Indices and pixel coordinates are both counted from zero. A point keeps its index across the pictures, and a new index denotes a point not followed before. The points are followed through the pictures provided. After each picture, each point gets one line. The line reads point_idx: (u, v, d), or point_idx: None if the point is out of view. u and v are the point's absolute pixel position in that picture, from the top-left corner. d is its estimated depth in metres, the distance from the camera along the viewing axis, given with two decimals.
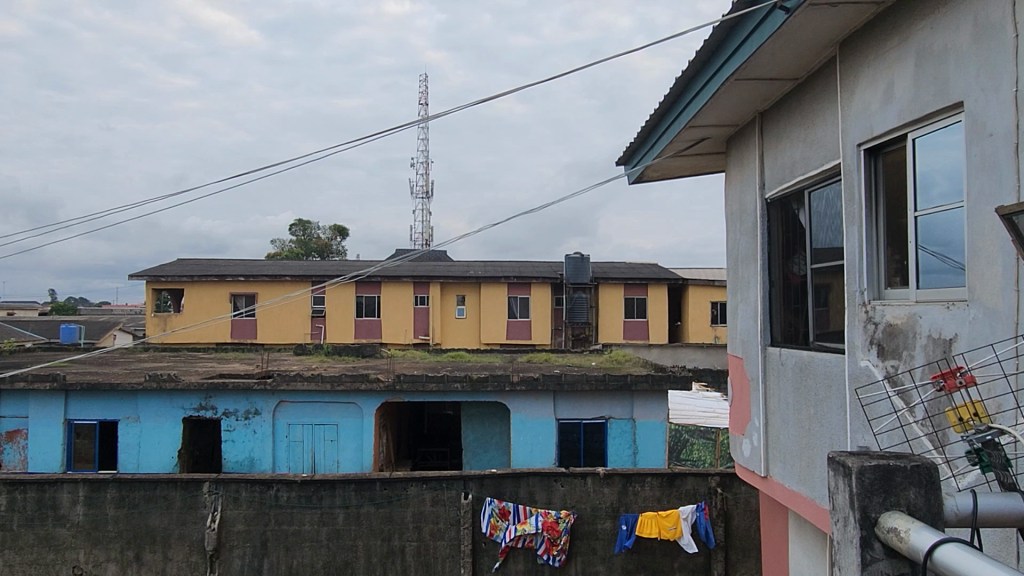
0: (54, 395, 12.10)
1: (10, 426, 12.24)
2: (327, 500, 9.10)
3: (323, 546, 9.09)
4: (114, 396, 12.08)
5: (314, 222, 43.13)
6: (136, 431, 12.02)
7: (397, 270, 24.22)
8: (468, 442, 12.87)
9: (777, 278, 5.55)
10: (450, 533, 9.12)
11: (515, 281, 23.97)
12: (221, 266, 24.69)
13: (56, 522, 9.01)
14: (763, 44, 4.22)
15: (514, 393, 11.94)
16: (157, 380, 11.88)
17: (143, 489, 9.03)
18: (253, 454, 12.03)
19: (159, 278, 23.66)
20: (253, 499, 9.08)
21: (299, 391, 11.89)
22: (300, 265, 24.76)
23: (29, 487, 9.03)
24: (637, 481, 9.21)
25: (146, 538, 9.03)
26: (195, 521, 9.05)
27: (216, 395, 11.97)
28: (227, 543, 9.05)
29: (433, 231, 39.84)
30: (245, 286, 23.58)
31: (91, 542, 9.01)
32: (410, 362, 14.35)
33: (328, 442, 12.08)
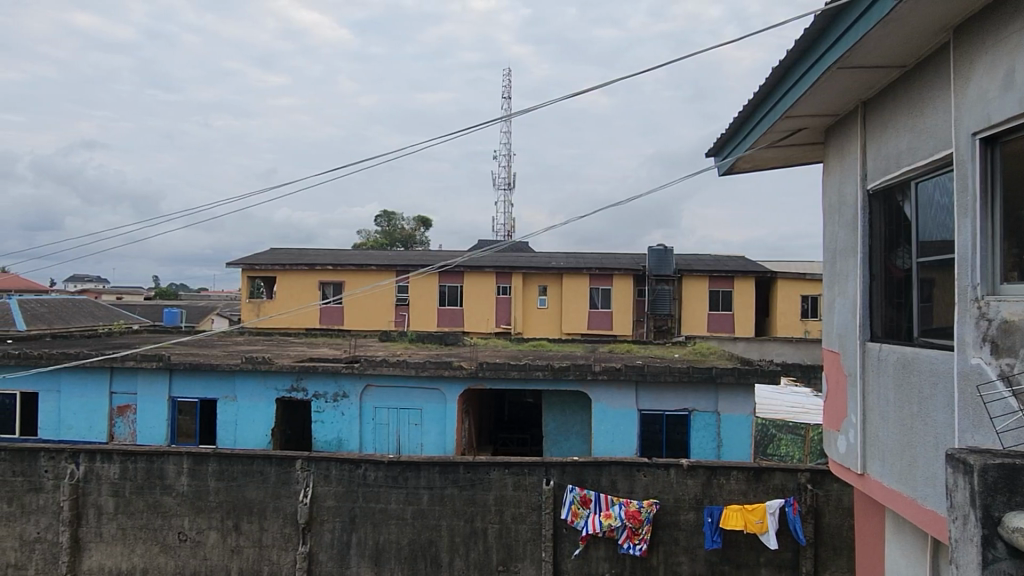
0: (160, 374, 12.88)
1: (121, 401, 13.10)
2: (413, 480, 9.36)
3: (409, 523, 9.34)
4: (212, 376, 12.75)
5: (399, 213, 44.15)
6: (233, 409, 12.66)
7: (478, 262, 24.53)
8: (548, 431, 12.99)
9: (878, 272, 5.33)
10: (532, 517, 9.22)
11: (597, 272, 23.86)
12: (311, 255, 25.62)
13: (163, 491, 9.59)
14: (869, 31, 4.08)
15: (596, 382, 11.92)
16: (253, 362, 12.49)
17: (241, 463, 9.53)
18: (341, 435, 12.47)
19: (253, 266, 24.76)
20: (342, 477, 9.44)
21: (385, 376, 12.24)
22: (385, 255, 25.39)
23: (140, 458, 9.62)
24: (723, 474, 9.06)
25: (245, 509, 9.50)
26: (289, 496, 9.48)
27: (306, 377, 12.45)
28: (318, 517, 9.43)
29: (515, 222, 40.12)
30: (333, 275, 24.40)
31: (194, 510, 9.55)
32: (492, 351, 14.56)
33: (412, 425, 12.39)
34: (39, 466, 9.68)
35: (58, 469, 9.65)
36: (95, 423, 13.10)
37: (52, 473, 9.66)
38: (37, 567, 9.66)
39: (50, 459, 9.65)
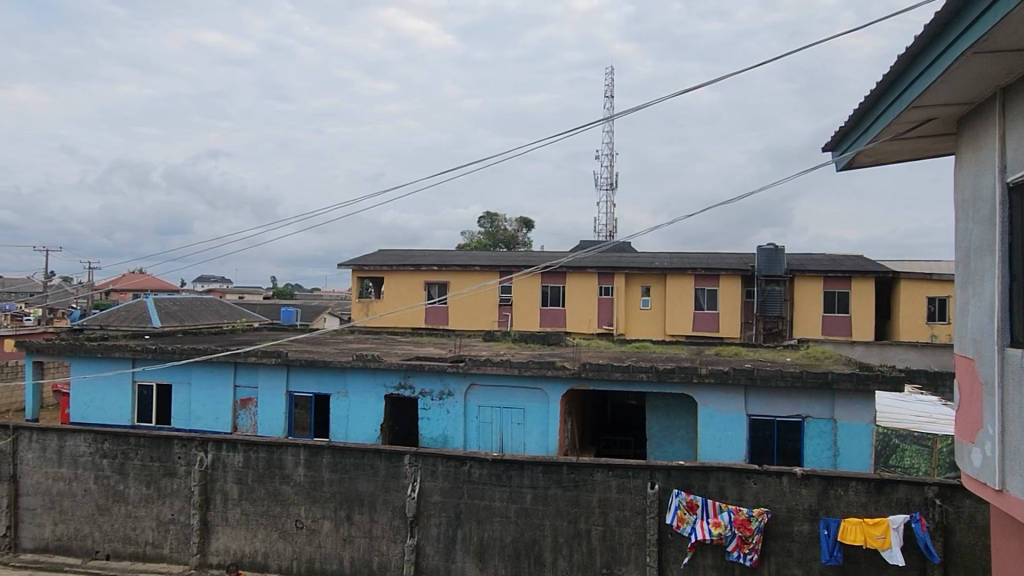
0: (279, 369, 13.61)
1: (244, 395, 13.95)
2: (516, 479, 9.45)
3: (513, 522, 9.43)
4: (326, 372, 13.34)
5: (502, 214, 44.69)
6: (345, 405, 13.21)
7: (581, 262, 24.47)
8: (652, 434, 12.77)
9: (1019, 272, 4.91)
10: (636, 522, 9.10)
11: (703, 272, 23.26)
12: (417, 256, 26.35)
13: (282, 480, 10.12)
14: (1010, 12, 3.77)
15: (703, 386, 11.63)
16: (364, 359, 12.98)
17: (353, 456, 9.93)
18: (447, 432, 12.74)
19: (363, 267, 25.75)
20: (448, 473, 9.65)
21: (488, 375, 12.42)
22: (488, 256, 25.78)
23: (261, 448, 10.20)
24: (840, 485, 8.63)
25: (356, 501, 9.89)
26: (398, 489, 9.79)
27: (413, 375, 12.81)
28: (425, 512, 9.68)
29: (617, 223, 39.72)
30: (439, 275, 25.00)
31: (310, 500, 10.03)
32: (595, 352, 14.48)
33: (515, 425, 12.51)
34: (173, 453, 10.44)
35: (190, 456, 10.38)
36: (221, 414, 13.99)
37: (184, 459, 10.39)
38: (171, 547, 10.34)
39: (183, 446, 10.41)
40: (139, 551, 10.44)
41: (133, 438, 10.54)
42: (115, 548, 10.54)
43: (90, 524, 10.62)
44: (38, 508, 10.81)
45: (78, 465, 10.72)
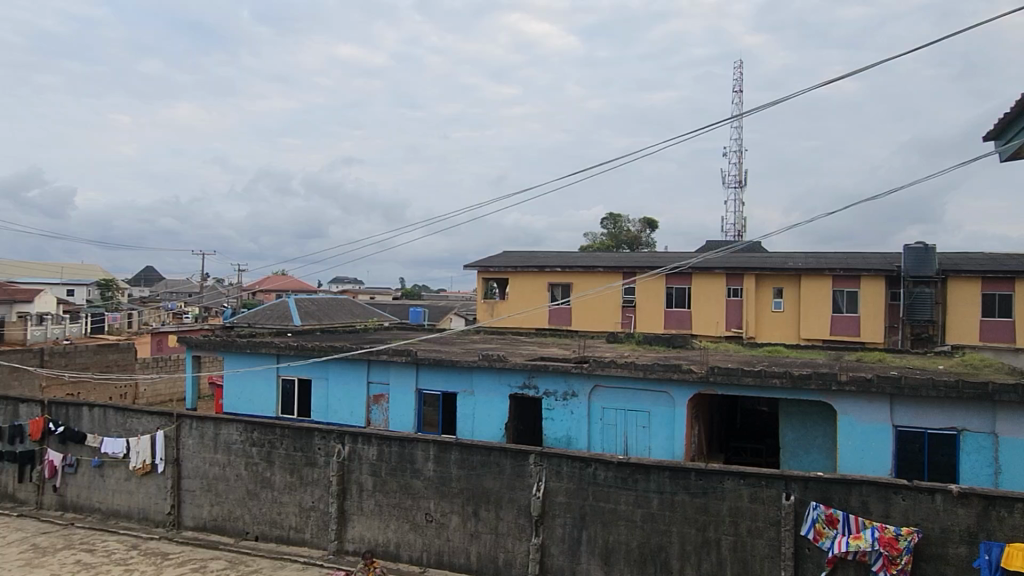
0: (409, 367, 14.14)
1: (376, 391, 14.60)
2: (643, 483, 9.30)
3: (639, 526, 9.30)
4: (454, 371, 13.72)
5: (625, 215, 44.23)
6: (471, 403, 13.53)
7: (708, 262, 23.78)
8: (787, 443, 12.23)
9: None
10: (770, 534, 8.72)
11: (842, 273, 21.96)
12: (540, 257, 26.62)
13: (412, 474, 10.51)
14: None
15: (843, 394, 11.00)
16: (489, 359, 13.25)
17: (480, 453, 10.15)
18: (571, 433, 12.75)
19: (488, 269, 26.33)
20: (573, 474, 9.66)
21: (613, 377, 12.33)
22: (611, 256, 25.60)
23: (394, 443, 10.63)
24: (1003, 506, 7.87)
25: (483, 497, 10.10)
26: (523, 488, 9.91)
27: (538, 376, 12.92)
28: (551, 512, 9.74)
29: (745, 222, 38.23)
30: (562, 276, 25.10)
31: (439, 494, 10.35)
32: (724, 355, 14.03)
33: (641, 428, 12.34)
34: (314, 444, 11.09)
35: (329, 448, 10.98)
36: (356, 408, 14.72)
37: (324, 450, 11.01)
38: (312, 532, 10.99)
39: (322, 438, 11.03)
40: (284, 535, 11.18)
41: (279, 429, 11.30)
42: (262, 530, 11.33)
43: (242, 507, 11.48)
44: (197, 490, 11.79)
45: (231, 452, 11.60)
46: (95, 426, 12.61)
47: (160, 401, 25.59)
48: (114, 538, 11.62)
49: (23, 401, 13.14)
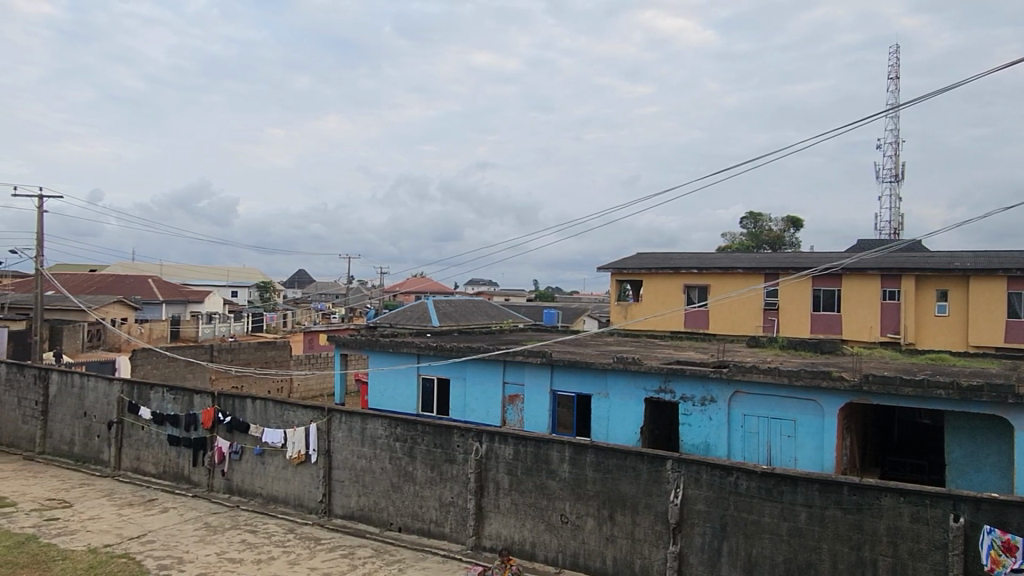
0: (544, 368, 14.28)
1: (512, 391, 14.86)
2: (789, 495, 8.86)
3: (785, 541, 8.86)
4: (588, 373, 13.69)
5: (766, 214, 42.37)
6: (606, 406, 13.45)
7: (859, 263, 22.25)
8: (953, 459, 11.24)
9: None
10: (935, 558, 8.04)
11: (1018, 274, 19.74)
12: (676, 258, 26.06)
13: (548, 474, 10.58)
14: None
15: (1020, 408, 9.95)
16: (624, 362, 13.12)
17: (616, 457, 10.07)
18: (709, 440, 12.37)
19: (622, 270, 26.15)
20: (714, 482, 9.36)
21: (756, 382, 11.82)
22: (752, 257, 24.61)
23: (530, 443, 10.75)
24: None
25: (618, 501, 10.01)
26: (660, 494, 9.72)
27: (674, 380, 12.64)
28: (689, 520, 9.49)
29: (903, 219, 35.41)
30: (699, 278, 24.46)
31: (575, 496, 10.35)
32: (879, 362, 13.09)
33: (785, 437, 11.77)
34: (453, 441, 11.43)
35: (467, 446, 11.28)
36: (492, 408, 15.05)
37: (462, 448, 11.32)
38: (451, 527, 11.35)
39: (461, 436, 11.35)
40: (425, 528, 11.62)
41: (421, 425, 11.76)
42: (405, 522, 11.84)
43: (386, 499, 12.05)
44: (346, 480, 12.51)
45: (376, 446, 12.20)
46: (257, 417, 13.66)
47: (312, 395, 27.28)
48: (274, 521, 12.57)
49: (197, 393, 14.47)
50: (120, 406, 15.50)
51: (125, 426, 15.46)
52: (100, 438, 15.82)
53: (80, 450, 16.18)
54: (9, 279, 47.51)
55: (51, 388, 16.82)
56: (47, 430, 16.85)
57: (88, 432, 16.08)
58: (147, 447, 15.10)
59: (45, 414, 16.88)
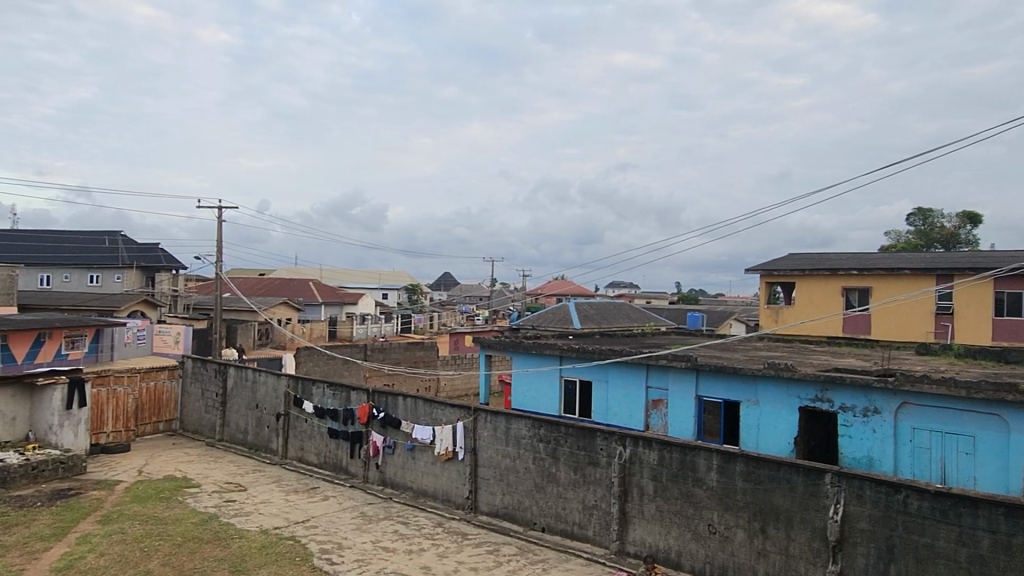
0: (689, 373, 13.91)
1: (655, 395, 14.61)
2: (968, 519, 8.05)
3: (963, 569, 8.07)
4: (736, 379, 13.18)
5: (937, 210, 38.88)
6: (756, 414, 12.88)
7: None
8: None
9: None
10: None
11: None
12: (833, 259, 24.53)
13: (695, 482, 10.29)
14: None
15: None
16: (776, 368, 12.51)
17: (768, 467, 9.61)
18: (873, 454, 11.52)
19: (772, 272, 25.08)
20: (879, 499, 8.70)
21: (928, 394, 10.86)
22: (923, 256, 22.61)
23: (675, 449, 10.51)
24: None
25: (772, 514, 9.54)
26: (818, 509, 9.16)
27: (832, 389, 11.89)
28: (850, 538, 8.89)
29: None
30: (859, 280, 22.86)
31: (724, 506, 9.98)
32: None
33: (962, 455, 10.73)
34: (597, 444, 11.40)
35: (610, 449, 11.21)
36: (635, 412, 14.88)
37: (606, 451, 11.26)
38: (595, 530, 11.32)
39: (605, 439, 11.29)
40: (569, 529, 11.66)
41: (564, 427, 11.81)
42: (549, 522, 11.95)
43: (530, 498, 12.23)
44: (491, 479, 12.82)
45: (520, 446, 12.40)
46: (408, 414, 14.30)
47: (458, 394, 28.25)
48: (424, 514, 13.12)
49: (353, 389, 15.39)
50: (287, 400, 16.79)
51: (291, 418, 16.73)
52: (270, 428, 17.22)
53: (253, 439, 17.70)
54: (193, 282, 52.94)
55: (229, 382, 18.52)
56: (225, 419, 18.57)
57: (260, 423, 17.55)
58: (310, 438, 16.25)
59: (224, 405, 18.61)
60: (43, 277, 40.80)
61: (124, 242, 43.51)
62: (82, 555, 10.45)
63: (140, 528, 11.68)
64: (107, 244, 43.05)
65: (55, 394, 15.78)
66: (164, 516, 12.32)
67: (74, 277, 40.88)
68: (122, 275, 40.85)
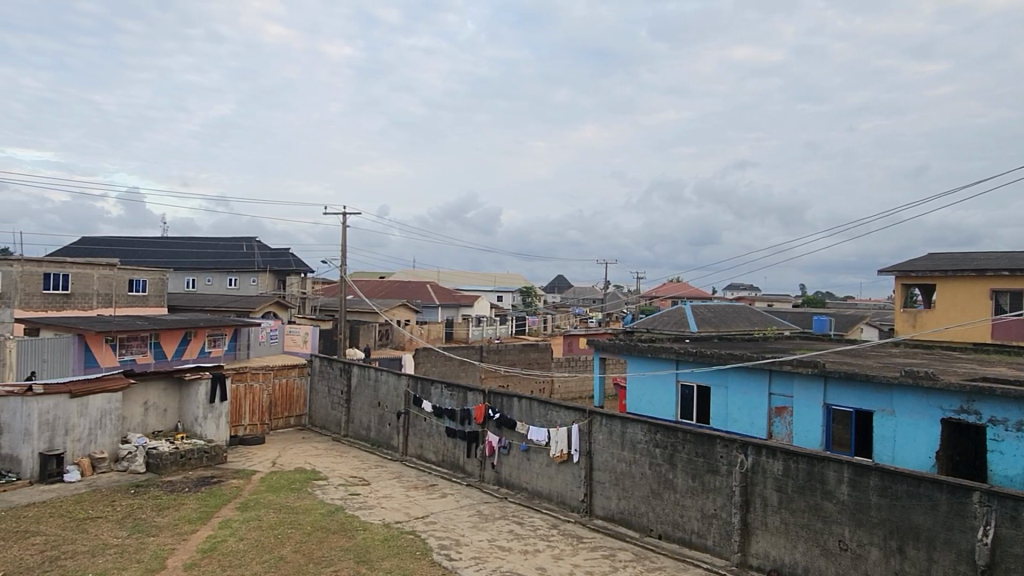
0: (816, 379, 13.27)
1: (779, 403, 14.03)
2: None
3: None
4: (869, 387, 12.42)
5: None
6: (892, 424, 12.07)
7: None
8: None
9: None
10: None
11: None
12: (980, 259, 22.61)
13: (824, 495, 9.76)
14: None
15: None
16: (914, 376, 11.68)
17: (907, 483, 8.97)
18: None
19: (908, 274, 23.50)
20: None
21: None
22: None
23: (802, 459, 10.02)
24: None
25: (911, 533, 8.91)
26: (964, 530, 8.46)
27: (980, 400, 10.93)
28: (1003, 563, 8.15)
29: None
30: (1011, 282, 20.92)
31: (856, 522, 9.42)
32: None
33: None
34: (716, 451, 11.05)
35: (731, 457, 10.83)
36: (757, 419, 14.35)
37: (726, 459, 10.89)
38: (715, 540, 10.98)
39: (725, 447, 10.93)
40: (687, 538, 11.38)
41: (682, 432, 11.54)
42: (666, 530, 11.72)
43: (646, 504, 12.03)
44: (606, 482, 12.72)
45: (637, 451, 12.23)
46: (523, 415, 14.45)
47: (572, 397, 28.21)
48: (539, 515, 13.20)
49: (470, 389, 15.72)
50: (407, 399, 17.39)
51: (411, 417, 17.30)
52: (391, 426, 17.88)
53: (375, 435, 18.45)
54: (320, 286, 55.88)
55: (353, 380, 19.40)
56: (350, 416, 19.47)
57: (382, 420, 18.26)
58: (429, 437, 16.75)
59: (349, 402, 19.51)
60: (189, 281, 44.43)
61: (259, 248, 46.57)
62: (224, 538, 11.26)
63: (274, 516, 12.43)
64: (245, 249, 46.25)
65: (200, 388, 17.11)
66: (296, 506, 13.06)
67: (216, 280, 44.15)
68: (257, 279, 43.85)
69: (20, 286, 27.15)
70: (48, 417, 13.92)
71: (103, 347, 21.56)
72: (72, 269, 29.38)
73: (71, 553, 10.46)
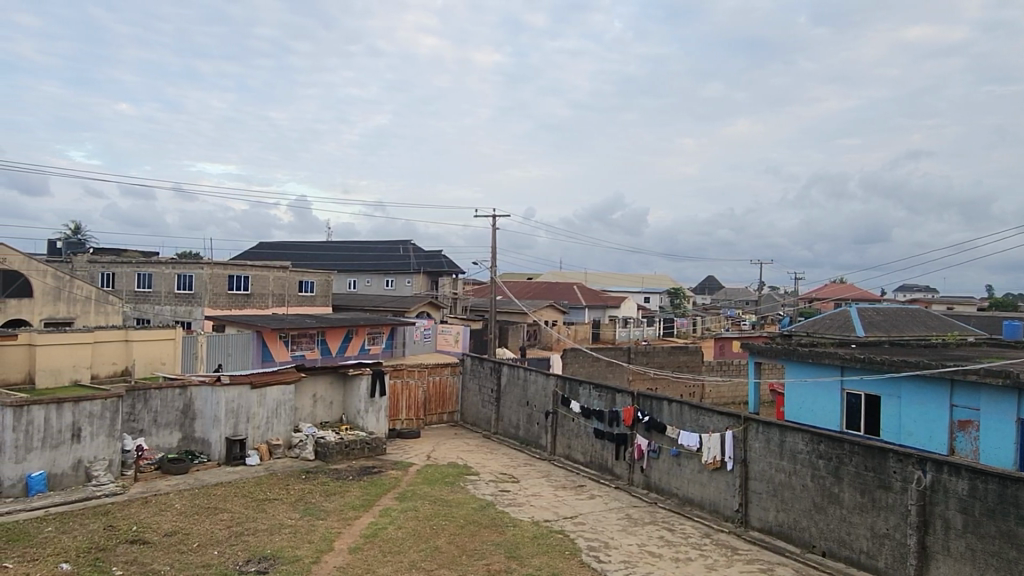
0: (1008, 391, 11.93)
1: (963, 416, 12.75)
2: None
3: None
4: None
5: None
6: None
7: None
8: None
9: None
10: None
11: None
12: None
13: (1019, 521, 8.73)
14: None
15: None
16: None
17: None
18: None
19: None
20: None
21: None
22: None
23: (992, 479, 9.04)
24: None
25: None
26: None
27: None
28: None
29: None
30: None
31: None
32: None
33: None
34: (889, 466, 10.25)
35: (906, 473, 10.00)
36: (936, 433, 13.14)
37: (901, 475, 10.07)
38: (887, 562, 10.15)
39: (899, 461, 10.11)
40: (855, 557, 10.61)
41: (848, 444, 10.79)
42: (831, 547, 10.99)
43: (808, 518, 11.36)
44: (763, 493, 12.15)
45: (797, 461, 11.58)
46: (673, 419, 14.11)
47: (724, 402, 27.15)
48: (691, 523, 12.83)
49: (619, 391, 15.58)
50: (556, 399, 17.54)
51: (559, 417, 17.44)
52: (540, 425, 18.12)
53: (524, 434, 18.76)
54: (471, 287, 57.72)
55: (503, 379, 19.86)
56: (500, 414, 19.93)
57: (530, 419, 18.53)
58: (577, 438, 16.79)
59: (499, 400, 19.98)
60: (352, 282, 47.42)
61: (414, 250, 48.83)
62: (385, 526, 11.91)
63: (430, 507, 12.99)
64: (402, 251, 48.61)
65: (361, 384, 18.20)
66: (450, 499, 13.58)
67: (375, 281, 46.77)
68: (412, 281, 46.13)
69: (210, 286, 30.48)
70: (233, 405, 15.40)
71: (278, 342, 23.61)
72: (252, 271, 32.26)
73: (253, 529, 11.51)
